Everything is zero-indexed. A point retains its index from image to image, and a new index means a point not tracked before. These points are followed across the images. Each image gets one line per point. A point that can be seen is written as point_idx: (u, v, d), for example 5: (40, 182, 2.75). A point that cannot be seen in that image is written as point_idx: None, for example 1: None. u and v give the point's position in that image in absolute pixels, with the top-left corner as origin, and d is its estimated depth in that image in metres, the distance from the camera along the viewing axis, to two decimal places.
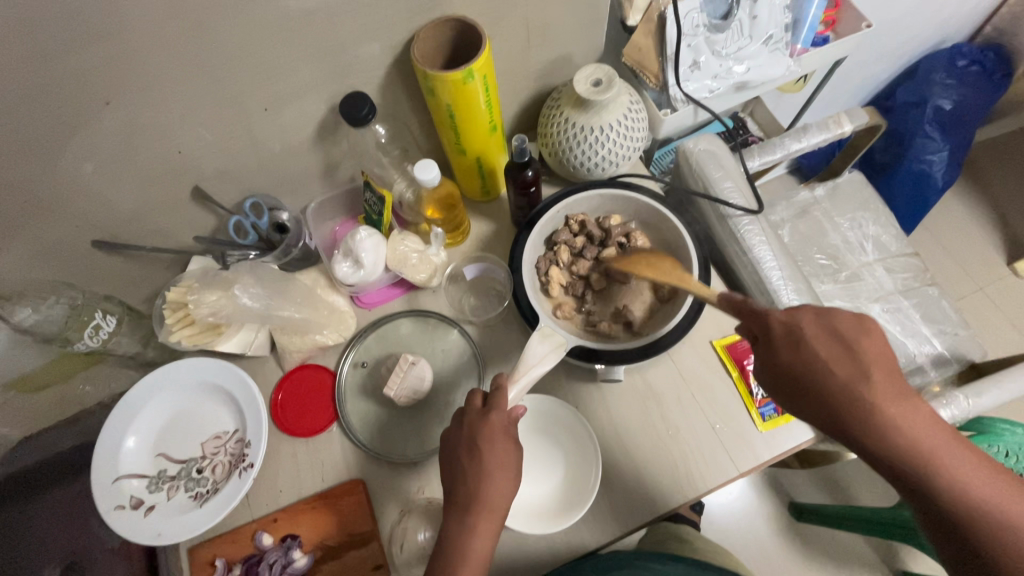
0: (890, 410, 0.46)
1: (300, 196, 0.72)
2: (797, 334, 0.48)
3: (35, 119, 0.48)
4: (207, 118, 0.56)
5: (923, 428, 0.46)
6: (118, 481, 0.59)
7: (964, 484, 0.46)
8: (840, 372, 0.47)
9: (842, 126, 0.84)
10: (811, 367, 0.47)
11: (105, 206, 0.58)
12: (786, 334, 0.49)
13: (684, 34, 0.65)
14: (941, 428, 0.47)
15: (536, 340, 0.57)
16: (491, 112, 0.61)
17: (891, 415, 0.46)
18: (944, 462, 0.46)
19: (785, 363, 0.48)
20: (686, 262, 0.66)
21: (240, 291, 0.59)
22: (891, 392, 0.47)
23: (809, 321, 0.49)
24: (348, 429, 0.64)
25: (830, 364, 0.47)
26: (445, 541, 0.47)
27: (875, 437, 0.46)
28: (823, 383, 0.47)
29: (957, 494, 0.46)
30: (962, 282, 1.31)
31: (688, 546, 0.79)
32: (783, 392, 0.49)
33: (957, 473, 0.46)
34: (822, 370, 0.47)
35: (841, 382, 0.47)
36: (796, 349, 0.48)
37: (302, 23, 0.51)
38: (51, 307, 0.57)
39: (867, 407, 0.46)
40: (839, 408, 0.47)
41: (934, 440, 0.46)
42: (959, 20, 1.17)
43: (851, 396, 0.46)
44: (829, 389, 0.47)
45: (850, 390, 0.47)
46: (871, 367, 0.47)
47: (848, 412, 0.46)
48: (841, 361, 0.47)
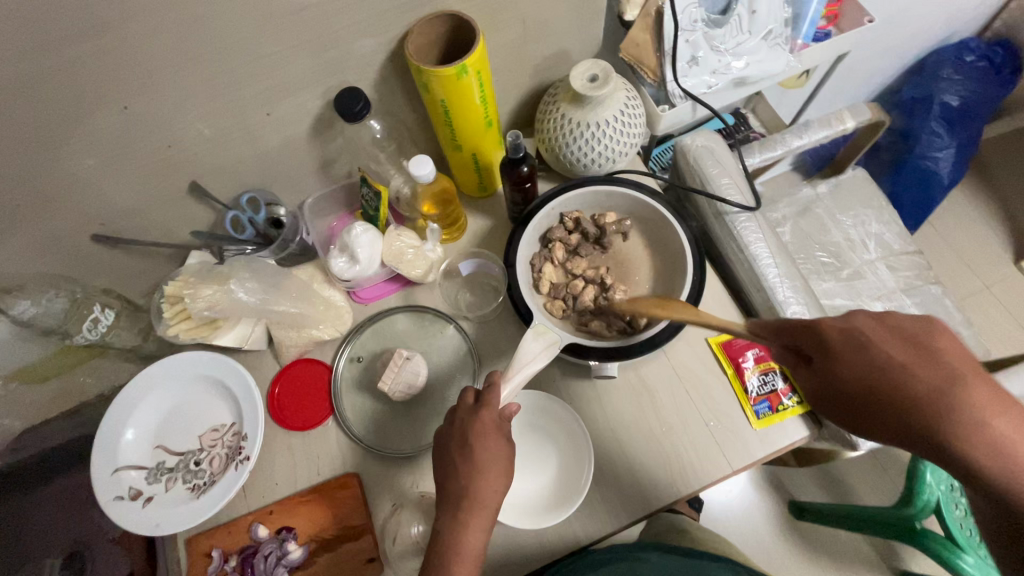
0: (994, 420, 0.40)
1: (297, 191, 0.72)
2: (855, 338, 0.44)
3: (32, 114, 0.48)
4: (202, 113, 0.56)
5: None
6: (117, 473, 0.60)
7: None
8: (924, 378, 0.42)
9: (844, 123, 0.83)
10: (879, 374, 0.42)
11: (102, 200, 0.58)
12: (843, 339, 0.44)
13: (682, 30, 0.65)
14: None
15: (530, 337, 0.57)
16: (487, 107, 0.61)
17: (1000, 427, 0.40)
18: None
19: (849, 373, 0.43)
20: (681, 258, 0.66)
21: (236, 285, 0.60)
22: (994, 400, 0.40)
23: (865, 324, 0.45)
24: (343, 423, 0.64)
25: (909, 369, 0.42)
26: (437, 538, 0.46)
27: (978, 455, 0.40)
28: (904, 394, 0.41)
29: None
30: (968, 280, 1.29)
31: (689, 536, 0.79)
32: (849, 408, 0.44)
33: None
34: (904, 378, 0.42)
35: (926, 389, 0.41)
36: (859, 354, 0.43)
37: (296, 18, 0.51)
38: (51, 301, 0.58)
39: (962, 416, 0.40)
40: (929, 423, 0.40)
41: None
42: (968, 14, 1.15)
43: (944, 407, 0.40)
44: (910, 399, 0.41)
45: (938, 400, 0.41)
46: (957, 369, 0.42)
47: (949, 427, 0.40)
48: (923, 368, 0.42)
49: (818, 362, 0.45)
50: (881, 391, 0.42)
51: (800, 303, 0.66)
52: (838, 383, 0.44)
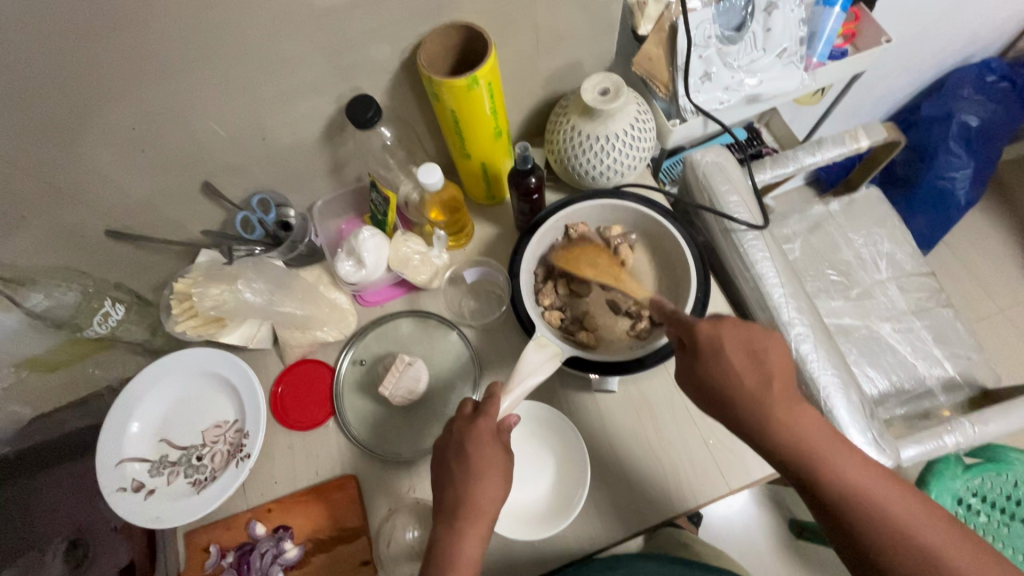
0: (789, 422, 0.48)
1: (307, 193, 0.73)
2: (717, 339, 0.49)
3: (52, 112, 0.49)
4: (217, 115, 0.57)
5: (815, 433, 0.49)
6: (121, 464, 0.61)
7: (854, 485, 0.48)
8: (749, 380, 0.49)
9: (858, 141, 0.82)
10: (725, 377, 0.48)
11: (118, 196, 0.60)
12: (707, 342, 0.49)
13: (695, 45, 0.64)
14: (830, 431, 0.49)
15: (531, 349, 0.57)
16: (497, 117, 0.62)
17: (790, 427, 0.48)
18: (835, 461, 0.48)
19: (699, 372, 0.50)
20: (686, 273, 0.66)
21: (243, 285, 0.61)
22: (790, 402, 0.49)
23: (729, 332, 0.50)
24: (343, 425, 0.65)
25: (741, 375, 0.48)
26: (434, 548, 0.47)
27: (780, 442, 0.48)
28: (733, 393, 0.48)
29: (846, 494, 0.48)
30: (982, 304, 1.27)
31: (689, 551, 0.81)
32: (706, 401, 0.50)
33: (848, 474, 0.48)
34: (736, 379, 0.48)
35: (749, 389, 0.48)
36: (715, 359, 0.49)
37: (311, 25, 0.52)
38: (64, 293, 0.59)
39: (771, 417, 0.48)
40: (748, 416, 0.48)
41: (831, 444, 0.49)
42: (991, 33, 1.13)
43: (755, 406, 0.48)
44: (740, 400, 0.48)
45: (756, 399, 0.48)
46: (775, 375, 0.49)
47: (752, 416, 0.48)
48: (752, 377, 0.49)
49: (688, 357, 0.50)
50: (725, 389, 0.49)
51: (806, 324, 0.65)
52: (698, 378, 0.50)
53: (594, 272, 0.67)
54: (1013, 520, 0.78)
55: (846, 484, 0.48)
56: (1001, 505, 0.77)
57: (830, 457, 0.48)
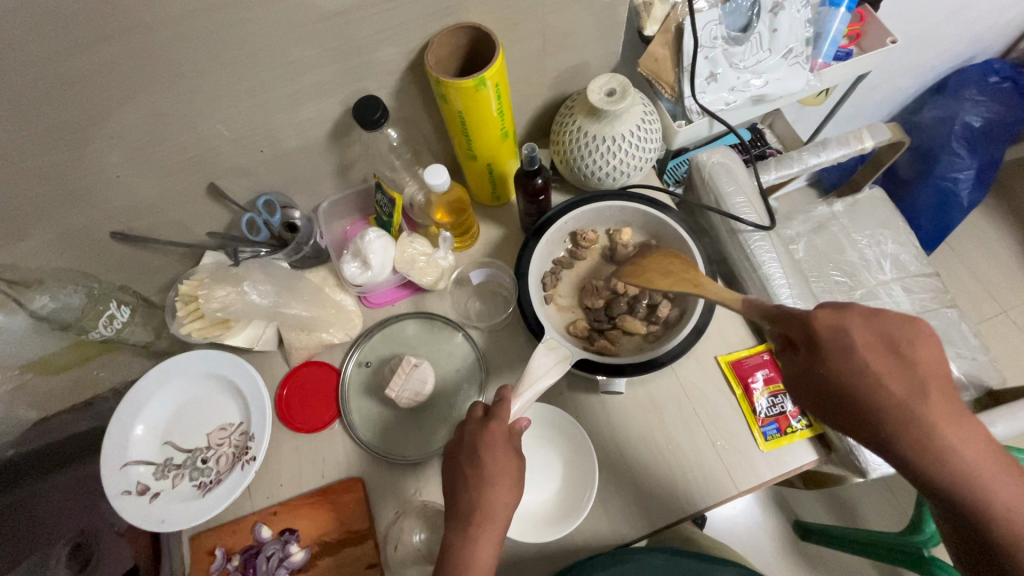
0: (951, 441, 0.40)
1: (313, 195, 0.73)
2: (843, 335, 0.42)
3: (59, 113, 0.49)
4: (223, 116, 0.57)
5: (982, 459, 0.40)
6: (126, 467, 0.61)
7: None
8: (896, 387, 0.41)
9: (863, 142, 0.82)
10: (859, 379, 0.41)
11: (124, 198, 0.59)
12: (831, 338, 0.43)
13: (701, 46, 0.64)
14: (1000, 455, 0.40)
15: (541, 352, 0.56)
16: (503, 118, 0.61)
17: (950, 444, 0.40)
18: (1003, 494, 0.39)
19: (820, 373, 0.43)
20: (694, 274, 0.66)
21: (250, 287, 0.61)
22: (956, 417, 0.40)
23: (856, 323, 0.43)
24: (350, 428, 0.64)
25: (883, 378, 0.41)
26: (448, 552, 0.46)
27: (928, 463, 0.40)
28: (867, 400, 0.41)
29: (1019, 536, 0.39)
30: (985, 304, 1.27)
31: (696, 544, 0.81)
32: (829, 408, 0.43)
33: (1023, 512, 0.39)
34: (870, 382, 0.41)
35: (896, 398, 0.40)
36: (843, 358, 0.42)
37: (319, 27, 0.52)
38: (69, 296, 0.59)
39: (926, 437, 0.40)
40: (890, 429, 0.41)
41: (998, 474, 0.40)
42: (993, 35, 1.13)
43: (905, 416, 0.40)
44: (879, 407, 0.41)
45: (903, 409, 0.40)
46: (930, 383, 0.40)
47: (898, 431, 0.40)
48: (899, 385, 0.41)
49: (806, 354, 0.44)
50: (854, 394, 0.41)
51: None
52: (818, 379, 0.43)
53: (666, 282, 0.57)
54: None
55: (1022, 524, 0.39)
56: None
57: (999, 489, 0.39)
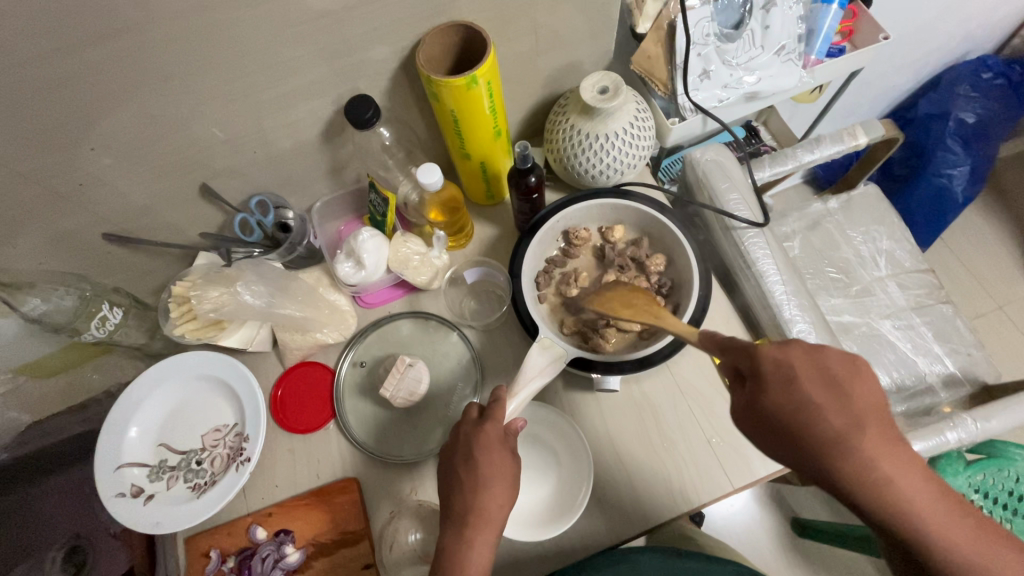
0: (886, 469, 0.42)
1: (306, 195, 0.73)
2: (787, 372, 0.43)
3: (49, 115, 0.49)
4: (215, 117, 0.56)
5: (908, 482, 0.43)
6: (120, 470, 0.60)
7: (947, 538, 0.43)
8: (834, 420, 0.43)
9: (857, 138, 0.82)
10: (799, 416, 0.43)
11: (115, 200, 0.59)
12: (775, 373, 0.44)
13: (694, 43, 0.64)
14: (925, 478, 0.44)
15: (536, 351, 0.57)
16: (496, 117, 0.61)
17: (886, 473, 0.42)
18: (926, 513, 0.43)
19: (766, 410, 0.43)
20: (687, 271, 0.66)
21: (243, 288, 0.60)
22: (887, 446, 0.43)
23: (797, 356, 0.44)
24: (344, 428, 0.64)
25: (825, 411, 0.42)
26: (443, 554, 0.46)
27: (865, 490, 0.42)
28: (814, 436, 0.42)
29: (939, 547, 0.43)
30: (981, 300, 1.28)
31: (694, 541, 0.81)
32: (770, 441, 0.44)
33: (942, 526, 0.43)
34: (811, 416, 0.43)
35: (834, 432, 0.42)
36: (786, 391, 0.43)
37: (310, 26, 0.52)
38: (62, 298, 0.59)
39: (865, 467, 0.42)
40: (829, 461, 0.42)
41: (924, 495, 0.43)
42: (987, 31, 1.14)
43: (842, 448, 0.42)
44: (821, 439, 0.42)
45: (840, 442, 0.42)
46: (863, 414, 0.43)
47: (840, 461, 0.42)
48: (837, 416, 0.43)
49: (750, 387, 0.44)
50: (797, 430, 0.43)
51: (807, 321, 0.65)
52: (761, 415, 0.44)
53: (629, 312, 0.55)
54: (1016, 517, 0.76)
55: (941, 538, 0.43)
56: (1006, 502, 0.77)
57: (921, 509, 0.43)
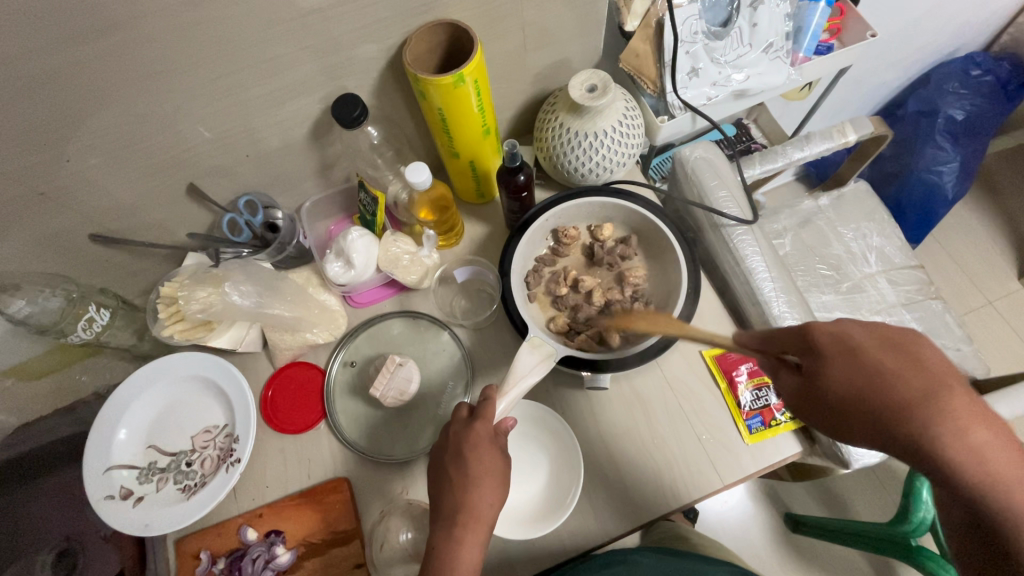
0: (975, 433, 0.40)
1: (295, 194, 0.72)
2: (850, 343, 0.44)
3: (33, 115, 0.48)
4: (202, 116, 0.56)
5: (1006, 456, 0.40)
6: (109, 471, 0.60)
7: None
8: (909, 383, 0.41)
9: (846, 136, 0.83)
10: (869, 382, 0.42)
11: (102, 200, 0.59)
12: (838, 345, 0.44)
13: (682, 41, 0.64)
14: (1023, 451, 0.40)
15: (526, 350, 0.56)
16: (484, 115, 0.61)
17: (977, 438, 0.40)
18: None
19: (833, 380, 0.43)
20: (676, 269, 0.66)
21: (230, 288, 0.60)
22: (977, 415, 0.40)
23: (856, 327, 0.45)
24: (335, 427, 0.64)
25: (896, 374, 0.42)
26: (433, 553, 0.46)
27: (961, 463, 0.40)
28: (888, 395, 0.41)
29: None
30: (971, 295, 1.29)
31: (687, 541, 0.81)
32: (841, 415, 0.43)
33: None
34: (883, 383, 0.42)
35: (912, 399, 0.41)
36: (850, 357, 0.43)
37: (296, 25, 0.51)
38: (48, 300, 0.58)
39: (952, 433, 0.40)
40: (913, 428, 0.40)
41: (1022, 468, 0.40)
42: (975, 28, 1.14)
43: (926, 417, 0.40)
44: (892, 404, 0.41)
45: (922, 408, 0.40)
46: (941, 375, 0.42)
47: (925, 428, 0.40)
48: (912, 379, 0.41)
49: (812, 359, 0.44)
50: (868, 396, 0.42)
51: (796, 318, 0.66)
52: (828, 385, 0.43)
53: (644, 324, 0.53)
54: None
55: None
56: None
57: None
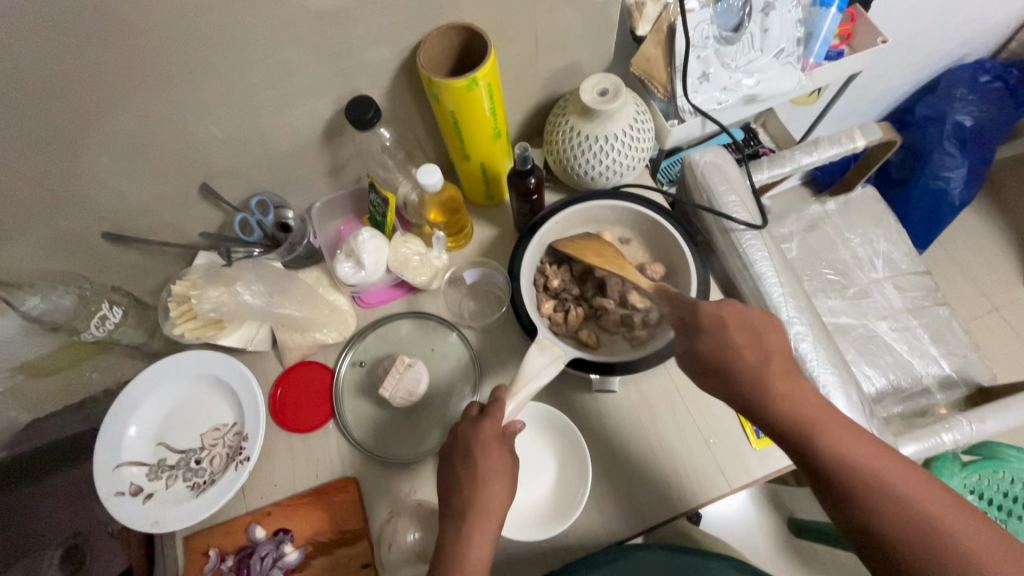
0: (795, 399, 0.49)
1: (305, 194, 0.73)
2: (722, 325, 0.52)
3: (50, 114, 0.48)
4: (216, 116, 0.56)
5: (819, 412, 0.48)
6: (119, 468, 0.60)
7: (881, 483, 0.45)
8: (748, 355, 0.50)
9: (855, 141, 0.82)
10: (722, 348, 0.51)
11: (116, 198, 0.59)
12: (712, 319, 0.52)
13: (693, 46, 0.65)
14: (843, 419, 0.48)
15: (535, 353, 0.56)
16: (496, 118, 0.62)
17: (796, 401, 0.49)
18: (849, 451, 0.47)
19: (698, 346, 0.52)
20: (684, 267, 0.66)
21: (242, 287, 0.61)
22: (790, 378, 0.50)
23: (731, 310, 0.53)
24: (343, 427, 0.64)
25: (743, 347, 0.51)
26: (443, 551, 0.46)
27: (785, 416, 0.48)
28: (734, 362, 0.50)
29: (865, 488, 0.45)
30: (977, 302, 1.29)
31: (692, 540, 0.79)
32: (701, 375, 0.52)
33: (871, 467, 0.46)
34: (735, 354, 0.50)
35: (749, 366, 0.50)
36: (714, 331, 0.52)
37: (311, 27, 0.52)
38: (60, 296, 0.60)
39: (777, 394, 0.49)
40: (743, 387, 0.49)
41: (844, 433, 0.47)
42: (985, 34, 1.14)
43: (751, 376, 0.50)
44: (736, 367, 0.50)
45: (757, 372, 0.50)
46: (772, 353, 0.51)
47: (750, 388, 0.49)
48: (750, 351, 0.51)
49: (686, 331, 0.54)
50: (720, 357, 0.51)
51: (805, 323, 0.66)
52: (692, 351, 0.53)
53: (598, 260, 0.64)
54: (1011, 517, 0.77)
55: (873, 477, 0.45)
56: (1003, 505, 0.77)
57: (840, 440, 0.47)
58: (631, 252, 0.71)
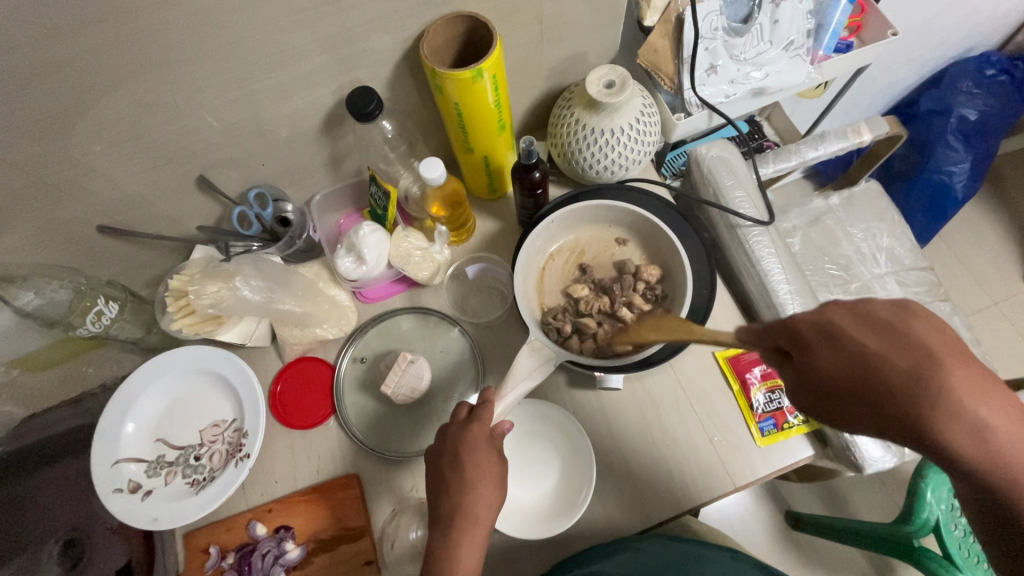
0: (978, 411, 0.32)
1: (305, 187, 0.71)
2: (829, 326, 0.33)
3: (42, 104, 0.47)
4: (213, 106, 0.55)
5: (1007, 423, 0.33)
6: (118, 464, 0.60)
7: None
8: (898, 364, 0.32)
9: (862, 135, 0.81)
10: (859, 366, 0.31)
11: (111, 190, 0.58)
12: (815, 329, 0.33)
13: (702, 37, 0.63)
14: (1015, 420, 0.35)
15: (524, 353, 0.56)
16: (500, 110, 0.60)
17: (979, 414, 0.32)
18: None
19: (819, 371, 0.32)
20: (676, 263, 0.64)
21: (240, 283, 0.60)
22: (968, 384, 0.32)
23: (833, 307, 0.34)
24: (344, 423, 0.64)
25: (887, 355, 0.32)
26: (431, 557, 0.46)
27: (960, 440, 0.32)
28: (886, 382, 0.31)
29: None
30: (977, 296, 1.29)
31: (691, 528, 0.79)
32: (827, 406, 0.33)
33: None
34: (881, 366, 0.31)
35: (908, 379, 0.31)
36: (835, 345, 0.32)
37: (311, 15, 0.50)
38: (55, 291, 0.58)
39: (952, 409, 0.32)
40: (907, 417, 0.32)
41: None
42: (992, 26, 1.12)
43: (917, 399, 0.31)
44: (888, 387, 0.31)
45: (918, 386, 0.31)
46: (936, 348, 0.32)
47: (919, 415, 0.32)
48: (900, 356, 0.32)
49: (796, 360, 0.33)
50: (861, 378, 0.31)
51: None
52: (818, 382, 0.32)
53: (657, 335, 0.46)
54: None
55: None
56: None
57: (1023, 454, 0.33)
58: (627, 254, 0.69)
